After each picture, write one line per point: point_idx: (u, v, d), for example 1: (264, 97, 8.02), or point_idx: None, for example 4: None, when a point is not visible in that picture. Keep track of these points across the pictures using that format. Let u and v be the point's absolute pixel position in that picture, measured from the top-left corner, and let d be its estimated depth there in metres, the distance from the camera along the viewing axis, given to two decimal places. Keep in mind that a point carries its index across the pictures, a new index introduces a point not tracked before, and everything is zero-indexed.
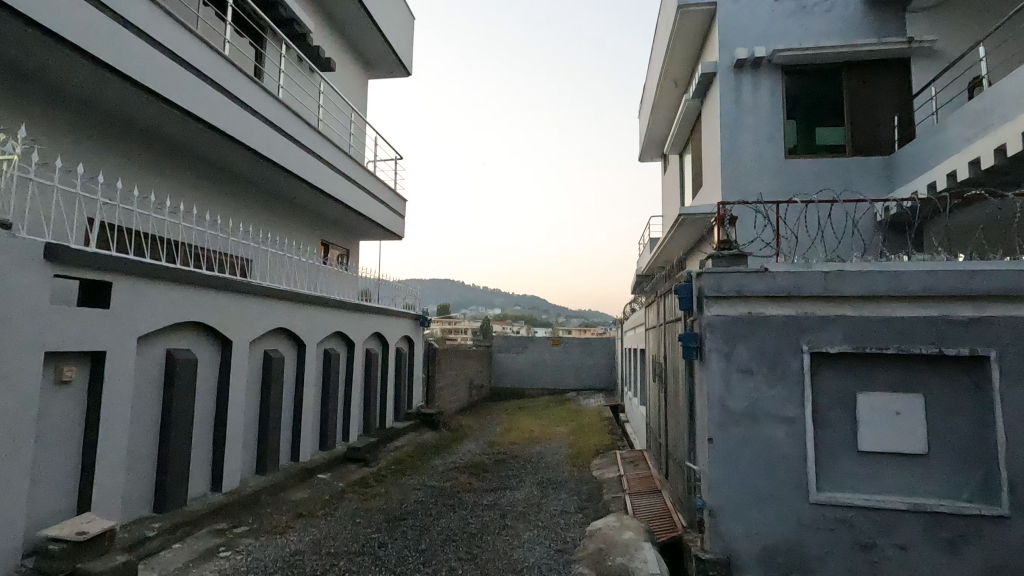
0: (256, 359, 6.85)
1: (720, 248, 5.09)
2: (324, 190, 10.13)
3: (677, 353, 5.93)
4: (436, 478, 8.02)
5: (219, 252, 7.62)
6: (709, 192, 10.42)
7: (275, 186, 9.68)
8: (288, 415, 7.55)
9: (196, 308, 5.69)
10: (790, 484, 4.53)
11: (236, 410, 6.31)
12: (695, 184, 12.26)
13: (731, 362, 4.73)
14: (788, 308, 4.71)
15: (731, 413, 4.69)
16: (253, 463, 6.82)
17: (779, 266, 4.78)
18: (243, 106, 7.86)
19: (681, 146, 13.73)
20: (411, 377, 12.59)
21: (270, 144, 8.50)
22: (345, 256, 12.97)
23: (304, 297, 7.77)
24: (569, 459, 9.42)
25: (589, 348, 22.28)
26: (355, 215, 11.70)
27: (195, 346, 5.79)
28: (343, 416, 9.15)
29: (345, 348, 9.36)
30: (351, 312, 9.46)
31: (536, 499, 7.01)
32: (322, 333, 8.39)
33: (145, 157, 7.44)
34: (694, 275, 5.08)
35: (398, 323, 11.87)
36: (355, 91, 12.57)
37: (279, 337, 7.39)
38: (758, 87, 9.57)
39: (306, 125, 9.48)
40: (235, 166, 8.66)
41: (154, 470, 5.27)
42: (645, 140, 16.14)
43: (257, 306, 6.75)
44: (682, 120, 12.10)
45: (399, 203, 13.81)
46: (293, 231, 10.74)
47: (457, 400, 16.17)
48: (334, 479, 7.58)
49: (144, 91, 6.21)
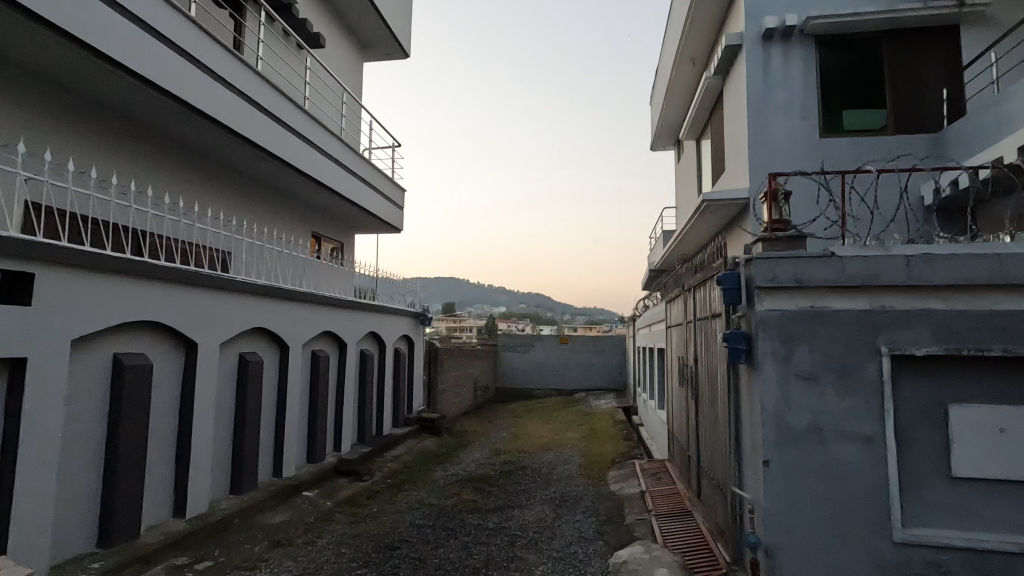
0: (229, 363, 6.03)
1: (771, 229, 4.22)
2: (314, 177, 9.32)
3: (714, 354, 5.06)
4: (436, 494, 7.18)
5: (191, 243, 6.79)
6: (734, 177, 9.51)
7: (260, 172, 8.86)
8: (269, 425, 6.73)
9: (151, 305, 4.87)
10: (866, 518, 3.67)
11: (204, 422, 5.49)
12: (715, 170, 11.35)
13: (789, 367, 3.86)
14: (861, 301, 3.83)
15: (790, 431, 3.82)
16: (227, 482, 5.99)
17: (849, 249, 3.91)
18: (220, 81, 7.05)
19: (699, 130, 12.83)
20: (410, 379, 11.75)
21: (252, 124, 7.68)
22: (340, 250, 12.16)
23: (286, 293, 6.93)
24: (583, 470, 8.56)
25: (599, 347, 21.41)
26: (349, 206, 10.88)
27: (150, 350, 4.99)
28: (333, 424, 8.33)
29: (337, 349, 8.53)
30: (343, 310, 8.63)
31: (548, 521, 6.17)
32: (309, 333, 7.55)
33: (114, 140, 6.64)
34: (740, 262, 4.21)
35: (396, 322, 11.03)
36: (349, 74, 11.73)
37: (258, 338, 6.57)
38: (789, 60, 8.65)
39: (291, 105, 8.64)
40: (212, 149, 7.84)
41: (98, 497, 4.46)
42: (659, 127, 15.24)
43: (230, 303, 5.92)
44: (701, 101, 11.19)
45: (398, 195, 12.98)
46: (281, 223, 9.92)
47: (460, 402, 15.34)
48: (321, 497, 6.76)
49: (104, 61, 5.40)
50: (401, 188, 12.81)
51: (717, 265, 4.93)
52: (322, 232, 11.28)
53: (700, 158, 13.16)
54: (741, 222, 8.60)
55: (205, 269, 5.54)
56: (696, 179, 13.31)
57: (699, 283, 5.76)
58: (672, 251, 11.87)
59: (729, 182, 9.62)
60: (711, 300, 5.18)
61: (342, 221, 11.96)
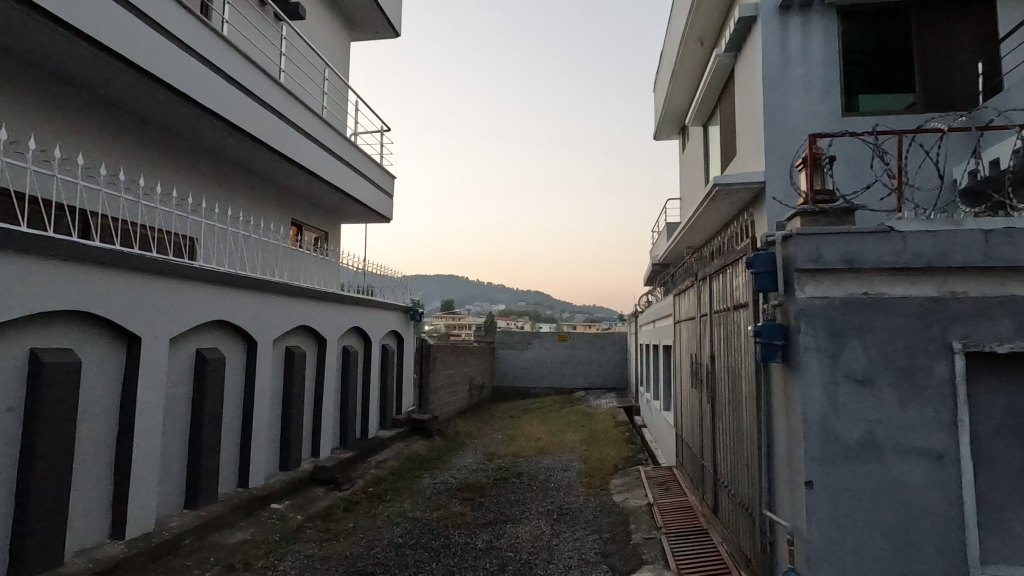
0: (181, 361, 5.31)
1: (811, 200, 3.53)
2: (292, 159, 8.54)
3: (737, 351, 4.35)
4: (420, 507, 6.48)
5: (145, 226, 6.06)
6: (747, 161, 8.78)
7: (234, 153, 8.08)
8: (233, 430, 6.02)
9: (78, 293, 4.18)
10: (936, 553, 2.97)
11: (151, 427, 4.79)
12: (725, 156, 10.62)
13: (838, 367, 3.16)
14: (926, 287, 3.13)
15: (841, 446, 3.11)
16: (180, 495, 5.29)
17: (910, 222, 3.22)
18: (182, 47, 6.20)
19: (707, 115, 12.10)
20: (400, 378, 11.03)
21: (220, 98, 6.86)
22: (325, 240, 11.43)
23: (253, 282, 6.21)
24: (584, 478, 7.86)
25: (599, 345, 20.71)
26: (333, 191, 10.10)
27: (77, 344, 4.29)
28: (310, 428, 7.62)
29: (315, 346, 7.82)
30: (323, 303, 7.91)
31: (544, 540, 5.47)
32: (281, 328, 6.83)
33: (67, 112, 5.89)
34: (775, 240, 3.50)
35: (384, 316, 10.31)
36: (334, 53, 11.00)
37: (219, 332, 5.85)
38: (809, 33, 7.78)
39: (266, 78, 7.87)
40: (180, 127, 7.07)
41: (9, 519, 3.77)
42: (663, 113, 14.51)
43: (181, 293, 5.19)
44: (710, 81, 10.46)
45: (387, 182, 12.23)
46: (259, 209, 9.17)
47: (454, 402, 14.63)
48: (292, 510, 6.06)
49: (33, 11, 4.56)
50: (391, 175, 12.06)
51: (742, 247, 4.22)
52: (306, 221, 10.59)
53: (707, 145, 12.43)
54: (756, 208, 7.89)
55: (149, 252, 4.81)
56: (704, 168, 12.59)
57: (717, 270, 5.05)
58: (678, 242, 11.16)
59: (742, 167, 8.89)
60: (733, 289, 4.47)
61: (326, 209, 11.21)
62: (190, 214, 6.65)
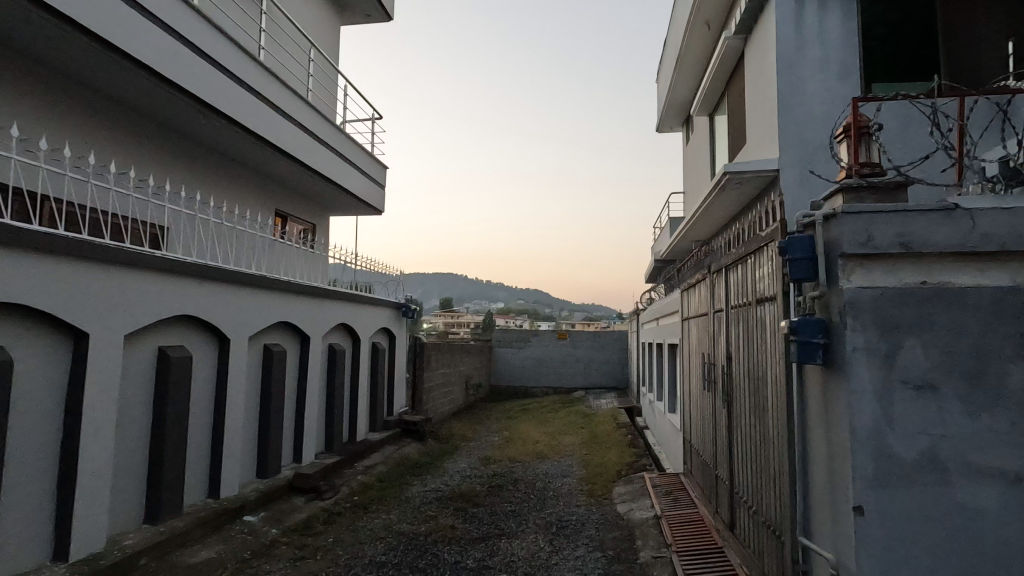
0: (140, 360, 4.80)
1: (854, 174, 3.03)
2: (275, 144, 7.98)
3: (761, 351, 3.84)
4: (407, 519, 5.96)
5: (107, 213, 5.52)
6: (758, 148, 8.25)
7: (213, 137, 7.53)
8: (202, 435, 5.52)
9: (10, 285, 3.66)
10: None
11: (103, 435, 4.29)
12: (733, 144, 10.10)
13: (893, 369, 2.65)
14: (997, 275, 2.64)
15: (897, 464, 2.61)
16: (139, 508, 4.78)
17: (975, 199, 2.73)
18: (147, 15, 5.62)
19: (713, 103, 11.57)
20: (391, 377, 10.50)
21: (192, 75, 6.28)
22: (312, 232, 10.89)
23: (225, 274, 5.68)
24: (584, 486, 7.36)
25: (600, 343, 20.19)
26: (321, 180, 9.55)
27: (10, 343, 3.78)
28: (291, 431, 7.11)
29: (297, 343, 7.30)
30: (306, 298, 7.40)
31: (543, 559, 4.96)
32: (258, 324, 6.31)
33: (20, 87, 5.34)
34: (814, 221, 2.98)
35: (374, 313, 9.79)
36: (323, 35, 10.44)
37: (185, 329, 5.33)
38: (826, 12, 7.16)
39: (246, 57, 7.31)
40: (150, 107, 6.52)
41: None
42: (667, 103, 13.98)
43: (139, 284, 4.68)
44: (718, 66, 9.93)
45: (379, 172, 11.70)
46: (241, 199, 8.62)
47: (450, 402, 14.12)
48: (267, 523, 5.54)
49: None
50: (383, 165, 11.52)
51: (767, 233, 3.72)
52: (292, 212, 10.07)
53: (714, 135, 11.91)
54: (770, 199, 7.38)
55: (99, 239, 4.30)
56: (710, 159, 12.07)
57: (735, 261, 4.55)
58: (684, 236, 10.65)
59: (754, 155, 8.37)
60: (756, 282, 3.97)
61: (314, 200, 10.67)
62: (159, 200, 6.12)
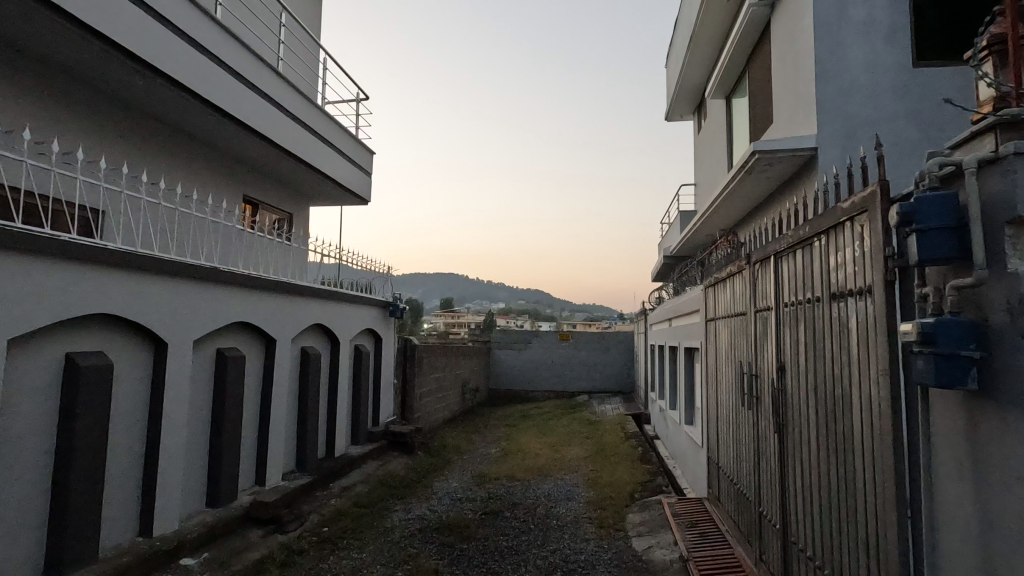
0: (36, 370, 3.82)
1: (1012, 105, 2.00)
2: (246, 123, 6.92)
3: (842, 363, 2.86)
4: (382, 560, 4.97)
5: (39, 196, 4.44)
6: (789, 125, 7.26)
7: (176, 116, 6.47)
8: (129, 460, 4.53)
9: None
10: None
11: None
12: (756, 126, 9.10)
13: None
14: None
15: None
16: (36, 558, 3.80)
17: None
18: None
19: (731, 84, 10.58)
20: (377, 383, 9.51)
21: (136, 33, 5.18)
22: (289, 222, 9.80)
23: (161, 264, 4.71)
24: (593, 512, 6.37)
25: (604, 345, 19.18)
26: (299, 165, 8.52)
27: None
28: (252, 449, 6.13)
29: (262, 347, 6.33)
30: (272, 296, 6.40)
31: None
32: (207, 325, 5.32)
33: None
34: (957, 172, 1.98)
35: (358, 312, 8.81)
36: (303, 6, 9.45)
37: (103, 331, 4.35)
38: None
39: (213, 22, 6.31)
40: (98, 78, 5.48)
41: None
42: (679, 86, 12.99)
43: (30, 276, 3.66)
44: (741, 38, 8.93)
45: (365, 158, 10.72)
46: (211, 185, 7.55)
47: (444, 408, 13.15)
48: (208, 569, 4.54)
49: None
50: (370, 150, 10.56)
51: (851, 204, 2.74)
52: (269, 201, 9.03)
53: (731, 119, 10.90)
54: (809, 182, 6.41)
55: None
56: (726, 146, 11.06)
57: (793, 247, 3.55)
58: (700, 227, 9.64)
59: (784, 133, 7.37)
60: (832, 271, 2.98)
61: (293, 188, 9.66)
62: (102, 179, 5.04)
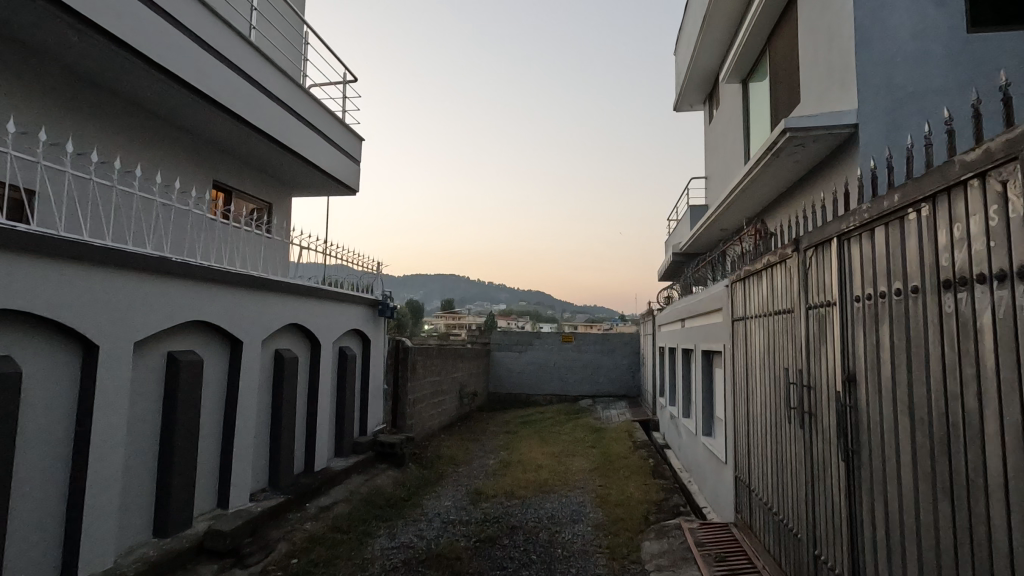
0: None
1: None
2: (219, 103, 6.20)
3: (961, 373, 2.08)
4: None
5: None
6: (820, 102, 6.48)
7: (132, 90, 5.74)
8: (49, 485, 3.77)
9: None
10: None
11: None
12: (778, 109, 8.32)
13: None
14: None
15: None
16: None
17: None
18: None
19: (748, 68, 9.83)
20: (365, 390, 8.74)
21: None
22: (267, 213, 9.04)
23: (94, 253, 3.95)
24: (604, 538, 5.58)
25: (609, 348, 18.35)
26: (280, 151, 7.77)
27: None
28: (213, 468, 5.35)
29: (227, 350, 5.57)
30: (238, 293, 5.62)
31: None
32: (156, 327, 4.56)
33: None
34: None
35: (343, 312, 8.04)
36: None
37: (11, 331, 3.58)
38: None
39: None
40: (34, 39, 4.74)
41: None
42: (690, 73, 12.22)
43: None
44: (763, 13, 8.16)
45: (353, 146, 9.97)
46: (175, 168, 6.77)
47: (440, 414, 12.38)
48: None
49: None
50: (359, 138, 9.81)
51: (979, 155, 1.97)
52: (244, 190, 8.26)
53: (748, 106, 10.13)
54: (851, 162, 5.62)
55: None
56: (743, 134, 10.27)
57: (869, 224, 2.77)
58: (717, 219, 8.85)
59: (815, 111, 6.59)
60: (943, 252, 2.20)
61: (273, 176, 8.90)
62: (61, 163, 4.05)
